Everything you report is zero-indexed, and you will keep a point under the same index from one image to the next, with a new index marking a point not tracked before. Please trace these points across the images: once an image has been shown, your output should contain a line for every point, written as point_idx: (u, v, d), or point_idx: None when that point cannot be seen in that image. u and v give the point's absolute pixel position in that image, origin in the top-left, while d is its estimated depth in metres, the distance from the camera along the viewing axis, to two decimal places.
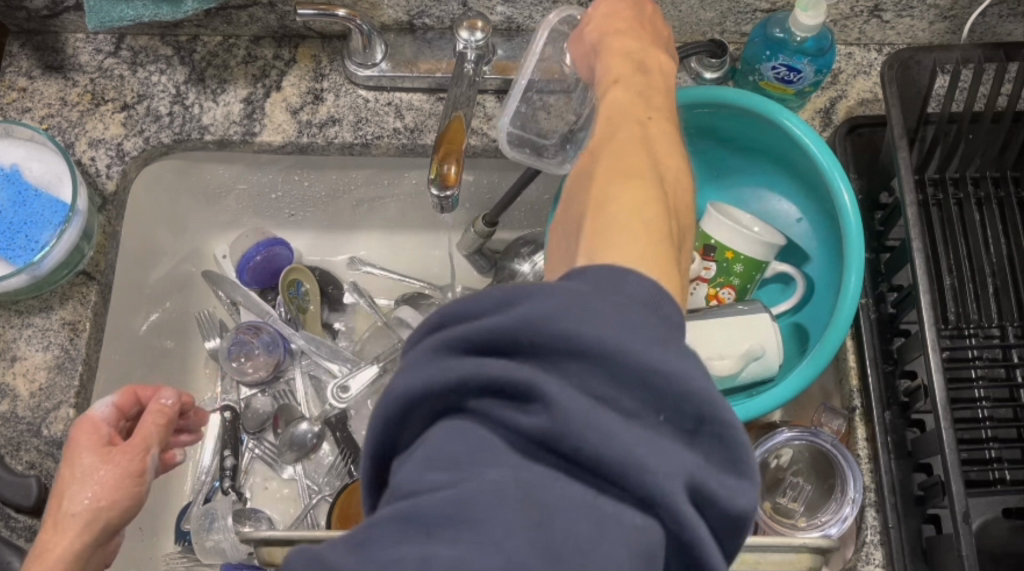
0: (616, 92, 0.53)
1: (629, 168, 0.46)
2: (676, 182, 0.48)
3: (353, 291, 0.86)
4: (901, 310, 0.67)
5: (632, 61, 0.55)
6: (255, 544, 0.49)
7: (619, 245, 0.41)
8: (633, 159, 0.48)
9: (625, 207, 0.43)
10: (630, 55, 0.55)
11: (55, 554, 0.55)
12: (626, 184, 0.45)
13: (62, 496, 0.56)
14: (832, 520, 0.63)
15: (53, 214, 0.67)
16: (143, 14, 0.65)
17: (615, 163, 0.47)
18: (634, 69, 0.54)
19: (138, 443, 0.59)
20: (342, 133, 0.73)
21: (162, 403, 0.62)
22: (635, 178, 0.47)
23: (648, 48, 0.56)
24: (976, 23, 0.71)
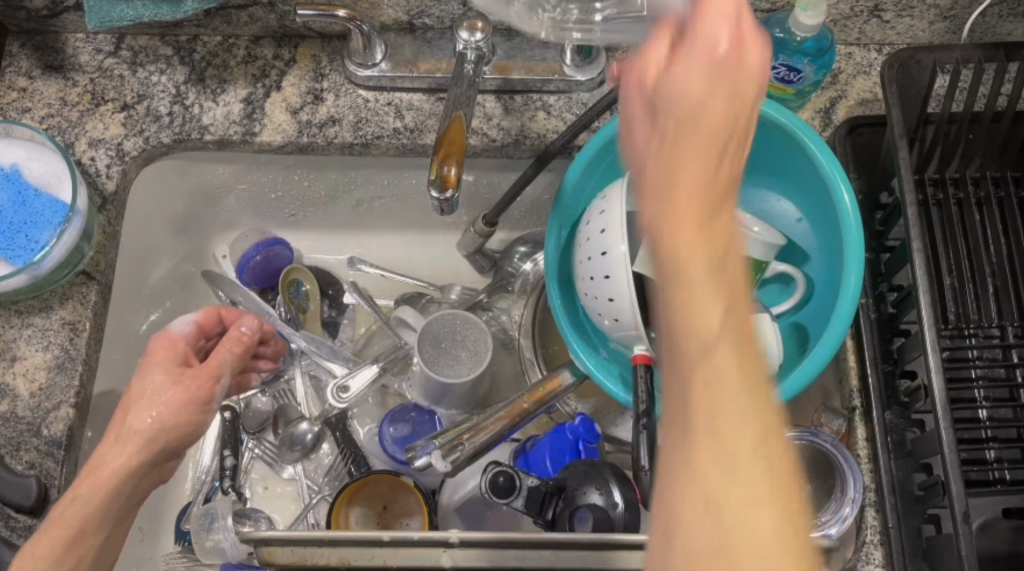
0: (687, 185, 0.39)
1: (717, 359, 0.35)
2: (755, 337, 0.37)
3: (353, 291, 0.85)
4: (900, 310, 0.66)
5: (710, 148, 0.39)
6: (255, 544, 0.48)
7: (733, 463, 0.34)
8: (691, 299, 0.37)
9: (726, 423, 0.34)
10: (710, 135, 0.39)
11: (111, 466, 0.54)
12: (701, 342, 0.36)
13: (129, 411, 0.56)
14: (832, 520, 0.63)
15: (54, 214, 0.67)
16: (143, 14, 0.65)
17: (696, 340, 0.36)
18: (713, 158, 0.39)
19: (212, 366, 0.59)
20: (342, 133, 0.73)
21: (242, 331, 0.63)
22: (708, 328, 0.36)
23: (728, 98, 0.40)
24: (976, 23, 0.71)
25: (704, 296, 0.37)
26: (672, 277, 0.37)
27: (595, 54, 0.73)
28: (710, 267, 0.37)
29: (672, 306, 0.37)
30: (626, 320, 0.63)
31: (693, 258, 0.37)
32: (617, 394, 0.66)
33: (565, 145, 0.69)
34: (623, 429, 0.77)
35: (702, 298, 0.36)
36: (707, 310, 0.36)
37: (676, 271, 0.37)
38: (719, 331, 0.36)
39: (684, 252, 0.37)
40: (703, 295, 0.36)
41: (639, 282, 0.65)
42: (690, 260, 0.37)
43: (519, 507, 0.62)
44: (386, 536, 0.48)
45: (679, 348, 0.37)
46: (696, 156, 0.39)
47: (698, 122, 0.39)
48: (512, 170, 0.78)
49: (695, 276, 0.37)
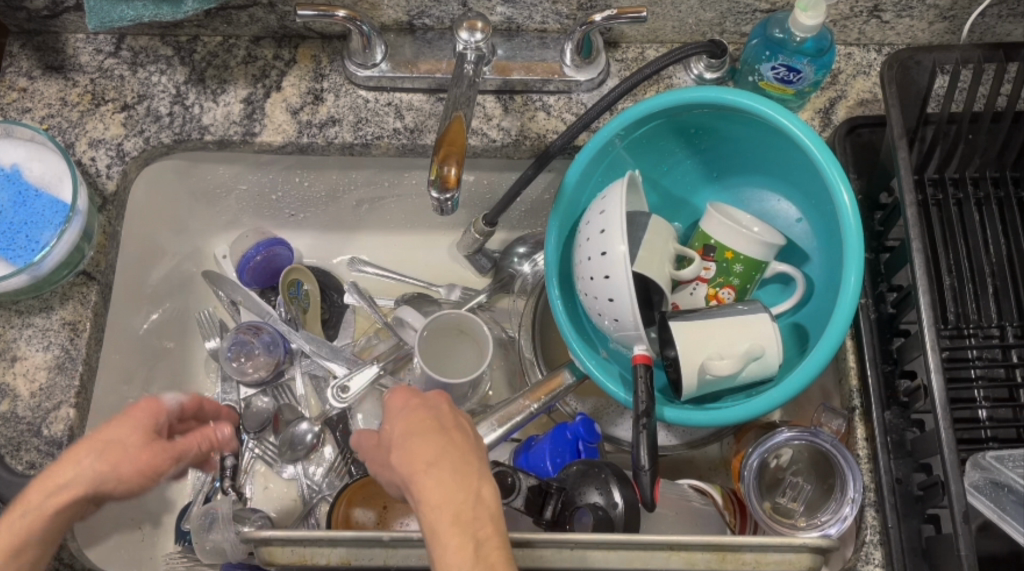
0: (426, 482, 0.46)
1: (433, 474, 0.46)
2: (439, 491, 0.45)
3: (353, 291, 0.85)
4: (900, 310, 0.66)
5: (458, 514, 0.44)
6: (256, 544, 0.49)
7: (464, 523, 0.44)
8: (454, 511, 0.44)
9: (429, 478, 0.46)
10: (453, 510, 0.44)
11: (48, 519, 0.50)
12: (451, 513, 0.44)
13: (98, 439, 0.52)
14: (832, 520, 0.64)
15: (54, 215, 0.67)
16: (143, 14, 0.65)
17: (445, 507, 0.44)
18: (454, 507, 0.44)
19: (146, 466, 0.53)
20: (342, 133, 0.74)
21: (219, 434, 0.61)
22: (397, 443, 0.49)
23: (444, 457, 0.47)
24: (976, 23, 0.72)
25: (427, 413, 0.51)
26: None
27: (595, 54, 0.73)
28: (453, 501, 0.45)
29: None
30: (626, 320, 0.63)
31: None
32: (617, 395, 0.65)
33: (565, 146, 0.68)
34: (622, 428, 0.77)
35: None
36: (467, 492, 0.45)
37: (426, 488, 0.46)
38: (478, 473, 0.47)
39: (429, 492, 0.45)
40: (419, 406, 0.51)
41: (639, 282, 0.65)
42: (410, 455, 0.48)
43: (519, 507, 0.62)
44: (386, 536, 0.48)
45: (453, 520, 0.44)
46: (438, 475, 0.46)
47: (433, 491, 0.45)
48: (512, 170, 0.78)
49: (427, 419, 0.50)
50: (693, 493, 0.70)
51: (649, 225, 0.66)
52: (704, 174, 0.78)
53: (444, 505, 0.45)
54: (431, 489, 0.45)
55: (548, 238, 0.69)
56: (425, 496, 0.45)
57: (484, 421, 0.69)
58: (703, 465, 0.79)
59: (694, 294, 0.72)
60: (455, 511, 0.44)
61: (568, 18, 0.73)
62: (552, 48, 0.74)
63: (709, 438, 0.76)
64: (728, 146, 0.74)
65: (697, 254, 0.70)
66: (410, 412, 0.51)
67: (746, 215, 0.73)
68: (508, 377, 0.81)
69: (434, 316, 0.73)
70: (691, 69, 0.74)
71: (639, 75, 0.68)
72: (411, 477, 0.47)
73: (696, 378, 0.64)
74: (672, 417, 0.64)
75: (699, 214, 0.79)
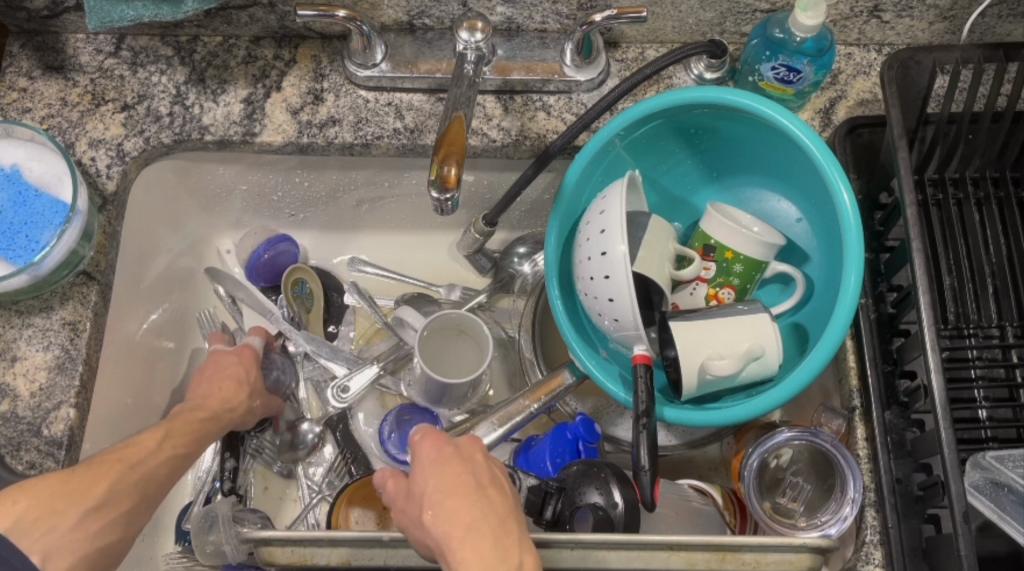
0: (464, 548, 0.45)
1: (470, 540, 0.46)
2: (478, 559, 0.45)
3: (353, 291, 0.85)
4: (900, 310, 0.66)
5: None
6: (256, 544, 0.49)
7: None
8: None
9: (468, 545, 0.46)
10: None
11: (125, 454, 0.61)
12: None
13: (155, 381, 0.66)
14: (832, 520, 0.64)
15: (54, 215, 0.67)
16: (143, 14, 0.65)
17: None
18: None
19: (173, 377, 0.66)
20: (342, 133, 0.74)
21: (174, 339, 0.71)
22: (432, 499, 0.49)
23: (479, 518, 0.47)
24: (976, 23, 0.71)
25: (462, 466, 0.50)
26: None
27: (595, 54, 0.73)
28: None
29: None
30: (626, 320, 0.63)
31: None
32: (618, 395, 0.65)
33: (565, 145, 0.68)
34: (622, 427, 0.77)
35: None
36: (511, 558, 0.45)
37: (468, 551, 0.45)
38: (519, 538, 0.46)
39: (473, 558, 0.45)
40: (457, 461, 0.51)
41: (639, 282, 0.65)
42: (448, 516, 0.47)
43: (519, 507, 0.63)
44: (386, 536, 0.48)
45: None
46: (474, 541, 0.46)
47: (472, 557, 0.45)
48: (512, 170, 0.78)
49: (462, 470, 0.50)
50: (693, 493, 0.70)
51: (649, 225, 0.66)
52: (704, 174, 0.78)
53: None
54: (470, 558, 0.45)
55: (548, 238, 0.69)
56: (463, 563, 0.45)
57: (484, 422, 0.69)
58: (704, 465, 0.79)
59: (693, 294, 0.72)
60: None
61: (568, 18, 0.73)
62: (552, 48, 0.74)
63: (709, 438, 0.76)
64: (728, 146, 0.74)
65: (697, 254, 0.70)
66: (444, 460, 0.51)
67: (746, 215, 0.73)
68: (508, 377, 0.81)
69: (435, 316, 0.73)
70: (691, 69, 0.74)
71: (639, 76, 0.68)
72: (449, 537, 0.46)
73: (696, 378, 0.64)
74: (672, 418, 0.64)
75: (699, 214, 0.79)
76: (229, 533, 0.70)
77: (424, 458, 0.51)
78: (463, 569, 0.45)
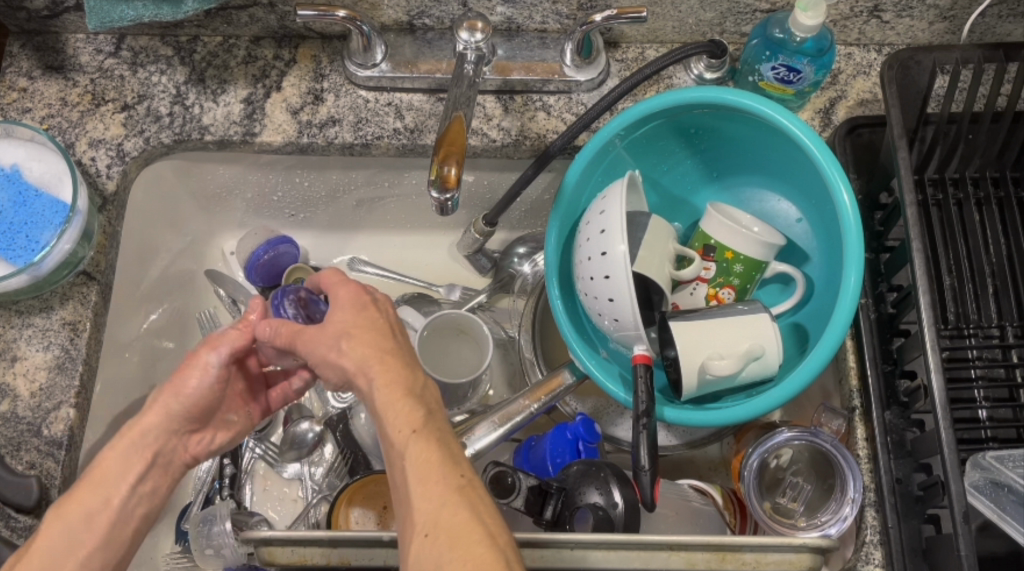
0: (399, 421, 0.50)
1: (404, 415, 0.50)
2: (410, 426, 0.49)
3: None
4: (901, 310, 0.66)
5: (430, 461, 0.48)
6: (256, 544, 0.49)
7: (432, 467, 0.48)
8: (412, 403, 0.50)
9: (399, 415, 0.50)
10: (426, 456, 0.48)
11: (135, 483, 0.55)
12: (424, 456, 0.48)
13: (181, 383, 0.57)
14: (832, 520, 0.64)
15: (54, 215, 0.67)
16: (143, 14, 0.65)
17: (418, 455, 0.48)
18: (425, 451, 0.48)
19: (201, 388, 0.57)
20: (342, 133, 0.74)
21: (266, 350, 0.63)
22: (346, 332, 0.53)
23: (397, 378, 0.51)
24: (976, 23, 0.72)
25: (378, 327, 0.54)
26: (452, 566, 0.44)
27: (595, 54, 0.73)
28: (421, 441, 0.49)
29: (430, 534, 0.46)
30: (626, 320, 0.63)
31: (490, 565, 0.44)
32: (617, 394, 0.65)
33: (565, 146, 0.68)
34: (622, 427, 0.77)
35: (436, 455, 0.48)
36: (420, 388, 0.52)
37: (381, 376, 0.51)
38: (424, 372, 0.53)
39: (386, 380, 0.51)
40: (372, 304, 0.55)
41: (639, 282, 0.65)
42: (365, 347, 0.52)
43: (519, 507, 0.62)
44: (387, 536, 0.49)
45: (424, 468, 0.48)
46: (407, 414, 0.50)
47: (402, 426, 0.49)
48: (512, 170, 0.78)
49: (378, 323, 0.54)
50: (693, 493, 0.70)
51: (649, 225, 0.66)
52: (703, 174, 0.78)
53: (401, 394, 0.51)
54: (400, 429, 0.49)
55: (547, 237, 0.69)
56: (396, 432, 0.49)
57: (484, 423, 0.68)
58: (704, 465, 0.79)
59: (693, 294, 0.72)
60: (424, 459, 0.48)
61: (568, 18, 0.73)
62: (552, 48, 0.74)
63: (709, 438, 0.76)
64: (728, 145, 0.75)
65: (697, 254, 0.70)
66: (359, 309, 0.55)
67: (746, 215, 0.73)
68: (508, 377, 0.81)
69: (434, 316, 0.74)
70: (691, 69, 0.74)
71: (639, 76, 0.68)
72: (364, 365, 0.52)
73: (696, 378, 0.64)
74: (672, 417, 0.64)
75: (699, 214, 0.79)
76: (229, 533, 0.70)
77: (343, 306, 0.55)
78: (377, 390, 0.51)
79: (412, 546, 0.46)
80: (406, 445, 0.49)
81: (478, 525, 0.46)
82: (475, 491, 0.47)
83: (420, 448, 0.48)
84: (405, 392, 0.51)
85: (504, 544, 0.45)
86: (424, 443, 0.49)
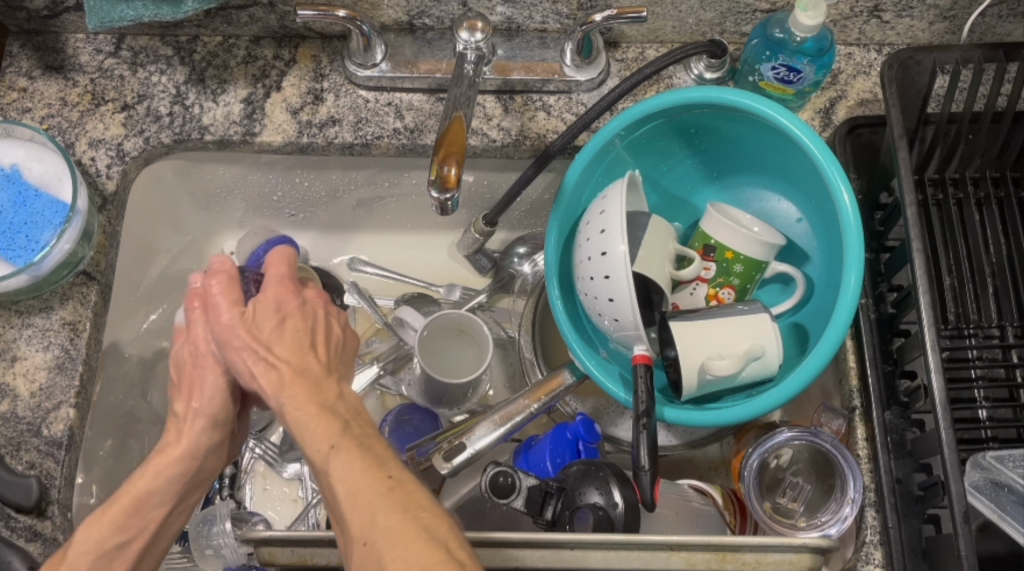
0: (319, 432, 0.49)
1: (323, 426, 0.50)
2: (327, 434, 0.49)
3: (353, 291, 0.85)
4: (901, 310, 0.66)
5: (358, 468, 0.48)
6: (256, 544, 0.49)
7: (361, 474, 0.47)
8: (330, 417, 0.50)
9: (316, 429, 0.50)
10: (350, 463, 0.48)
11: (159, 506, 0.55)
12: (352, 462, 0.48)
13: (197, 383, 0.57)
14: (832, 520, 0.64)
15: (54, 215, 0.67)
16: (143, 14, 0.65)
17: (344, 464, 0.48)
18: (353, 457, 0.48)
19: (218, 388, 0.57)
20: (342, 133, 0.73)
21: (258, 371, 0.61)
22: (274, 336, 0.54)
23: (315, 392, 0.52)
24: (976, 23, 0.72)
25: (303, 328, 0.55)
26: (396, 562, 0.44)
27: (595, 54, 0.73)
28: (342, 449, 0.49)
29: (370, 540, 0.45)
30: (626, 320, 0.63)
31: (434, 553, 0.44)
32: (617, 395, 0.65)
33: (565, 145, 0.68)
34: (622, 427, 0.77)
35: (359, 461, 0.48)
36: (334, 401, 0.52)
37: (294, 395, 0.51)
38: (336, 382, 0.53)
39: (297, 404, 0.51)
40: (298, 311, 0.55)
41: (639, 282, 0.65)
42: (289, 348, 0.53)
43: (519, 507, 0.62)
44: None
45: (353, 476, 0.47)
46: (326, 424, 0.50)
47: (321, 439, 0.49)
48: (512, 170, 0.78)
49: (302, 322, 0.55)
50: (693, 493, 0.70)
51: (649, 225, 0.66)
52: (703, 174, 0.78)
53: (313, 409, 0.51)
54: (320, 442, 0.49)
55: (548, 237, 0.69)
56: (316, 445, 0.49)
57: (484, 422, 0.68)
58: (704, 465, 0.79)
59: (694, 294, 0.72)
60: (353, 467, 0.48)
61: (568, 18, 0.73)
62: (552, 48, 0.74)
63: (708, 438, 0.76)
64: (728, 146, 0.75)
65: (697, 254, 0.70)
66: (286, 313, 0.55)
67: (746, 214, 0.73)
68: (508, 377, 0.81)
69: (434, 316, 0.74)
70: (691, 69, 0.74)
71: (639, 75, 0.68)
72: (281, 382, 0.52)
73: (696, 378, 0.64)
74: (672, 417, 0.64)
75: (699, 214, 0.79)
76: (229, 534, 0.70)
77: (269, 305, 0.55)
78: (288, 413, 0.51)
79: (355, 555, 0.46)
80: (330, 459, 0.48)
81: (415, 522, 0.45)
82: (404, 488, 0.47)
83: (344, 457, 0.48)
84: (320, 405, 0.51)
85: (444, 534, 0.45)
86: (348, 451, 0.48)
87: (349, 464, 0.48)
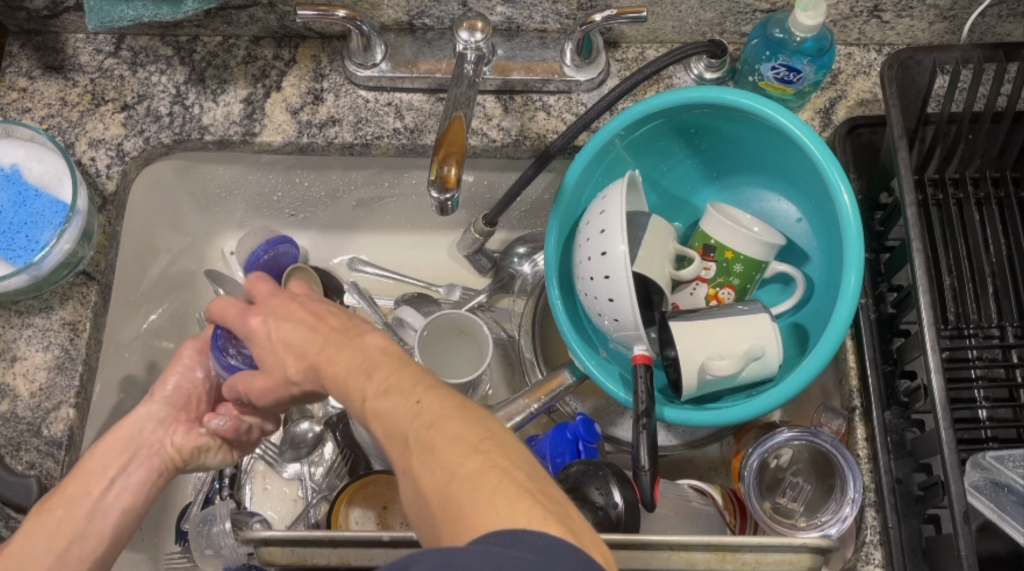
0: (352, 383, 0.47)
1: (356, 375, 0.47)
2: (358, 381, 0.46)
3: (353, 291, 0.85)
4: (901, 310, 0.66)
5: (393, 401, 0.43)
6: (256, 544, 0.49)
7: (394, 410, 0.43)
8: (356, 368, 0.47)
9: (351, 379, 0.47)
10: (385, 398, 0.44)
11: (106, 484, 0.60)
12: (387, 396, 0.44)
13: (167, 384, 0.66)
14: (832, 520, 0.64)
15: (54, 215, 0.67)
16: (143, 14, 0.65)
17: (379, 407, 0.44)
18: (386, 395, 0.44)
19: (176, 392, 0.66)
20: (342, 133, 0.74)
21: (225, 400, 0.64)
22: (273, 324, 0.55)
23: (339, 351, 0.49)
24: (975, 23, 0.72)
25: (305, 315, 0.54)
26: (434, 484, 0.39)
27: (595, 54, 0.73)
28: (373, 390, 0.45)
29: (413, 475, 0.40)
30: (626, 320, 0.63)
31: (461, 455, 0.39)
32: (617, 395, 0.65)
33: (565, 145, 0.68)
34: (622, 427, 0.77)
35: (393, 395, 0.44)
36: (358, 350, 0.49)
37: (322, 358, 0.50)
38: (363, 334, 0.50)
39: (328, 361, 0.49)
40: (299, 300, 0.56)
41: (639, 282, 0.65)
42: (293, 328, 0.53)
43: None
44: (387, 536, 0.49)
45: (388, 415, 0.43)
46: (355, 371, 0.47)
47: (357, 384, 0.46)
48: (512, 170, 0.78)
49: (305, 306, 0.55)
50: (693, 493, 0.70)
51: (649, 225, 0.66)
52: (703, 174, 0.78)
53: (341, 366, 0.48)
54: (357, 389, 0.46)
55: (548, 237, 0.69)
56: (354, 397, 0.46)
57: None
58: (704, 465, 0.79)
59: (694, 294, 0.72)
60: (389, 403, 0.44)
61: (568, 18, 0.73)
62: (552, 48, 0.74)
63: (708, 438, 0.76)
64: (728, 146, 0.75)
65: (697, 254, 0.70)
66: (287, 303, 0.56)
67: (746, 215, 0.72)
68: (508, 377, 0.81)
69: (434, 316, 0.74)
70: (691, 69, 0.74)
71: (639, 76, 0.68)
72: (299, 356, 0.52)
73: (696, 378, 0.64)
74: (672, 417, 0.64)
75: (699, 214, 0.79)
76: (229, 533, 0.70)
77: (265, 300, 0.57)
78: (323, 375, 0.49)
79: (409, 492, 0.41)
80: (365, 409, 0.45)
81: (447, 440, 0.40)
82: (437, 409, 0.42)
83: (378, 395, 0.44)
84: (348, 359, 0.48)
85: (483, 446, 0.39)
86: (375, 395, 0.45)
87: (383, 405, 0.44)
